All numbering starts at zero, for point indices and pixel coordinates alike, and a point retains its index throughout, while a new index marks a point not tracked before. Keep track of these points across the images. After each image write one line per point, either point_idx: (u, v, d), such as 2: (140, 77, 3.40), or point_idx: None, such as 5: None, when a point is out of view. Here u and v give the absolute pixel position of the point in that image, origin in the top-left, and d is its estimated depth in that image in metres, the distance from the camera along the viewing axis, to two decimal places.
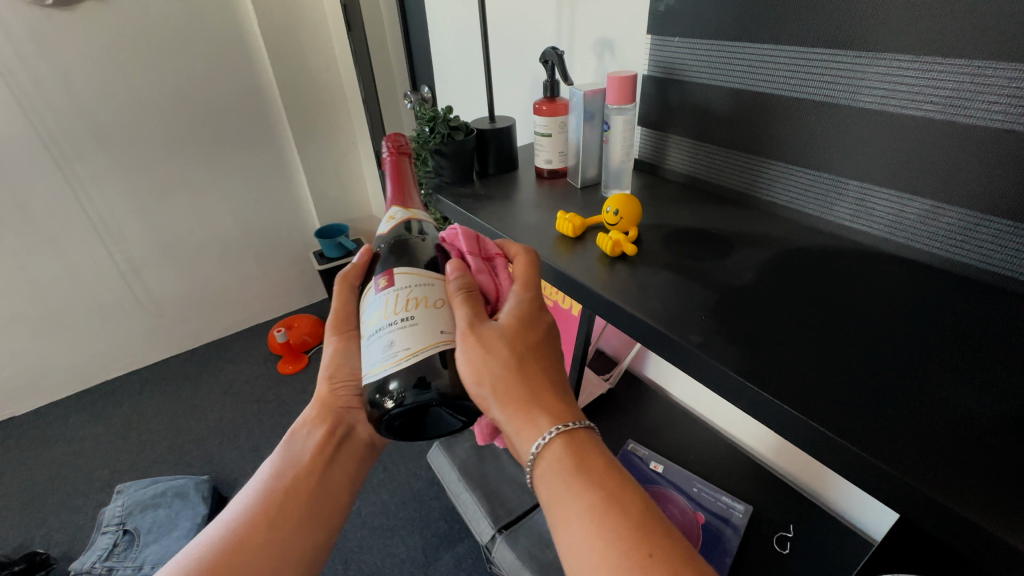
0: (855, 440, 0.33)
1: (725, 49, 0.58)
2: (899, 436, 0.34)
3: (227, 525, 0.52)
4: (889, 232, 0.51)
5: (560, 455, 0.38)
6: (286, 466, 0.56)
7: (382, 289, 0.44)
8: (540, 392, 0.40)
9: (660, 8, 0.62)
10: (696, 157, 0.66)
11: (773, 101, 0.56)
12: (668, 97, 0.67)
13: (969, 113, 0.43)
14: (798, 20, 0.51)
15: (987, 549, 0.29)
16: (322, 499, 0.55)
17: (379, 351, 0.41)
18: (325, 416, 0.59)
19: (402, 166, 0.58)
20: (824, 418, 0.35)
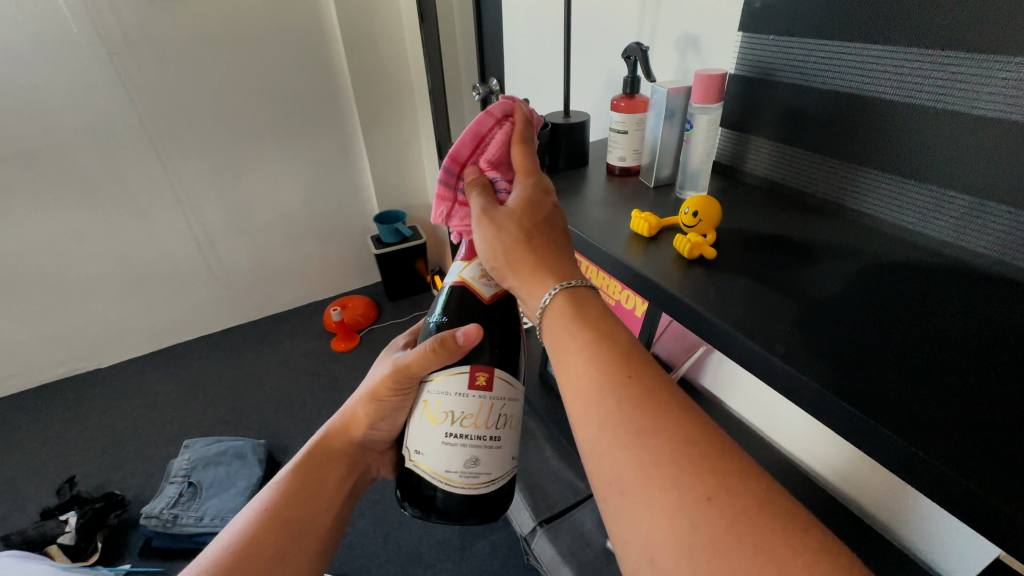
0: (958, 468, 0.31)
1: (825, 48, 0.55)
2: (1017, 474, 0.31)
3: (238, 537, 0.53)
4: (998, 250, 0.46)
5: (570, 305, 0.39)
6: (297, 493, 0.58)
7: (474, 390, 0.49)
8: (551, 258, 0.42)
9: (755, 4, 0.60)
10: (780, 160, 0.63)
11: (872, 106, 0.52)
12: (755, 97, 0.64)
13: None
14: (913, 19, 0.48)
15: None
16: (325, 530, 0.58)
17: (446, 466, 0.50)
18: (338, 459, 0.62)
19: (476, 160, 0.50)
20: (927, 446, 0.33)
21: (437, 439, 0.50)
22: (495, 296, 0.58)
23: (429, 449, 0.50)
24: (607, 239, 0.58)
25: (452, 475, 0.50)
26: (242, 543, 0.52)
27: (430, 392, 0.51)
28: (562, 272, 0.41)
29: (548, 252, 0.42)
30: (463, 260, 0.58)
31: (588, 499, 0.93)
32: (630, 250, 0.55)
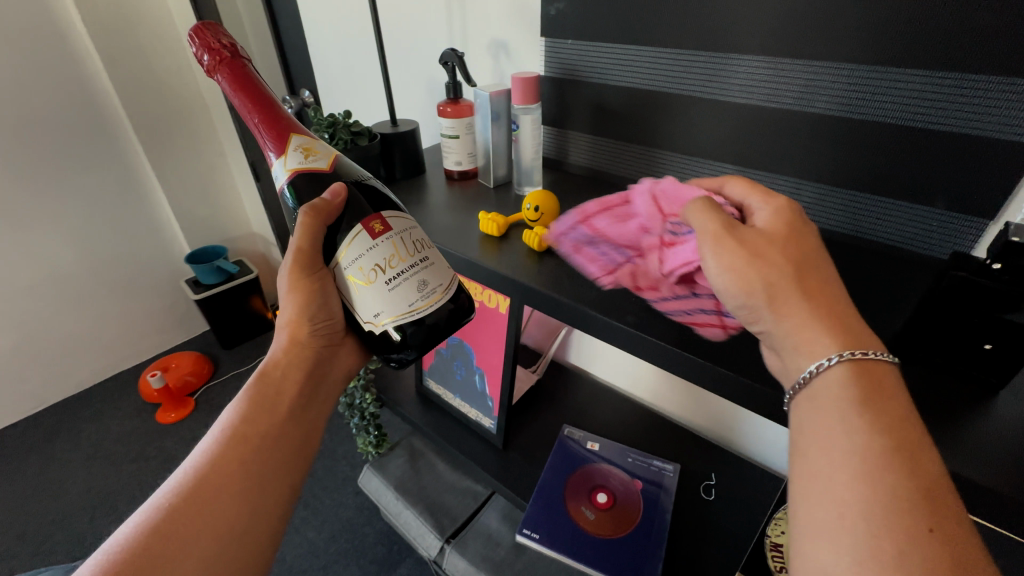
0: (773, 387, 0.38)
1: (613, 50, 0.63)
2: None
3: (195, 472, 0.46)
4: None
5: (875, 391, 0.32)
6: (253, 413, 0.49)
7: (379, 236, 0.44)
8: (824, 323, 0.34)
9: (551, 11, 0.65)
10: (597, 151, 0.71)
11: (657, 98, 0.62)
12: (566, 95, 0.70)
13: (812, 104, 0.51)
14: (675, 25, 0.57)
15: None
16: (296, 440, 0.51)
17: (407, 300, 0.43)
18: (293, 364, 0.51)
19: (242, 72, 0.48)
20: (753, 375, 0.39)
21: (389, 294, 0.43)
22: (335, 169, 0.53)
23: (382, 311, 0.44)
24: (460, 244, 0.58)
25: (421, 305, 0.44)
26: (199, 477, 0.45)
27: (346, 267, 0.45)
28: (847, 331, 0.33)
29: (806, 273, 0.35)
30: (279, 158, 0.49)
31: (489, 500, 0.94)
32: (484, 251, 0.56)
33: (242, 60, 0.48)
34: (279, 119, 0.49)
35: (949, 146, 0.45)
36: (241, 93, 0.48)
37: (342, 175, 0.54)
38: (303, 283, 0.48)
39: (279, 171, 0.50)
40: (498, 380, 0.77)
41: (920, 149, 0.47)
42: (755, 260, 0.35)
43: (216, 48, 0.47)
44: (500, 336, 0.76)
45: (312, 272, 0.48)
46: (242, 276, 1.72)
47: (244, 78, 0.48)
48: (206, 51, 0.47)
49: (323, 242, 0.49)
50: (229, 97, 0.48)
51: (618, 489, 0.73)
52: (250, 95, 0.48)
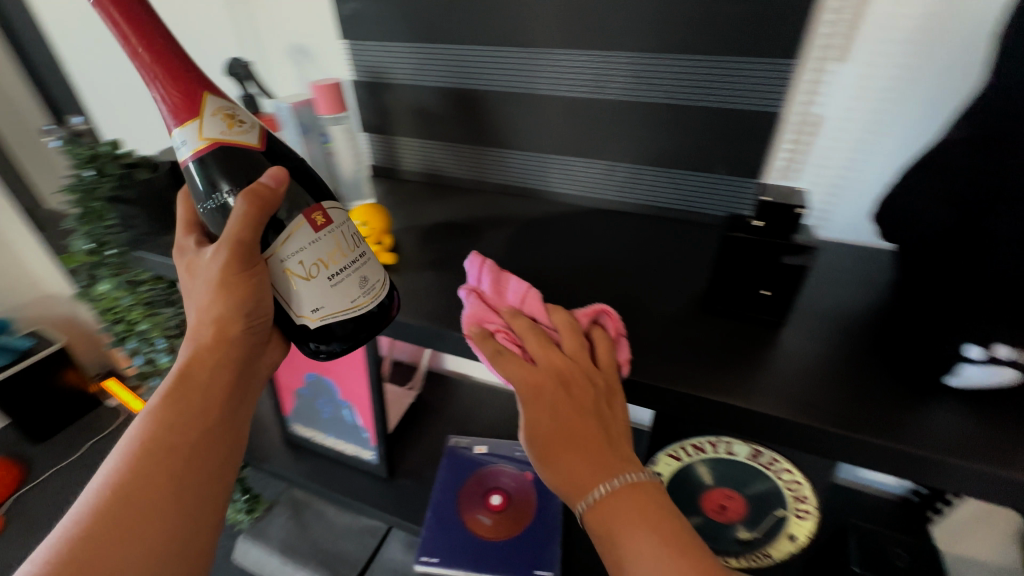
0: (606, 369, 0.39)
1: (418, 51, 0.60)
2: (639, 352, 0.41)
3: (107, 484, 0.35)
4: (586, 190, 0.62)
5: (572, 462, 0.36)
6: (162, 419, 0.36)
7: (323, 229, 0.36)
8: (563, 406, 0.36)
9: (346, 13, 0.61)
10: (426, 155, 0.69)
11: (472, 97, 0.61)
12: (383, 100, 0.66)
13: (609, 92, 0.54)
14: (473, 21, 0.56)
15: (716, 416, 0.37)
16: (220, 451, 0.38)
17: (348, 298, 0.37)
18: (225, 357, 0.38)
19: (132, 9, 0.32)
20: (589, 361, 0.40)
21: (317, 289, 0.36)
22: (267, 147, 0.39)
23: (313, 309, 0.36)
24: None
25: (363, 302, 0.38)
26: (108, 494, 0.34)
27: (285, 258, 0.35)
28: (561, 402, 0.36)
29: (569, 391, 0.36)
30: (187, 123, 0.35)
31: (390, 532, 0.88)
32: None
33: None
34: (184, 74, 0.35)
35: (719, 121, 0.51)
36: (126, 34, 0.32)
37: (280, 151, 0.41)
38: (229, 269, 0.35)
39: (184, 142, 0.36)
40: (369, 409, 0.72)
41: (698, 125, 0.52)
42: (550, 408, 0.36)
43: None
44: (360, 363, 0.70)
45: (242, 259, 0.35)
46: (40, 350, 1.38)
47: (126, 9, 0.32)
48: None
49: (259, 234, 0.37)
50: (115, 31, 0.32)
51: (511, 486, 0.73)
52: (140, 38, 0.33)
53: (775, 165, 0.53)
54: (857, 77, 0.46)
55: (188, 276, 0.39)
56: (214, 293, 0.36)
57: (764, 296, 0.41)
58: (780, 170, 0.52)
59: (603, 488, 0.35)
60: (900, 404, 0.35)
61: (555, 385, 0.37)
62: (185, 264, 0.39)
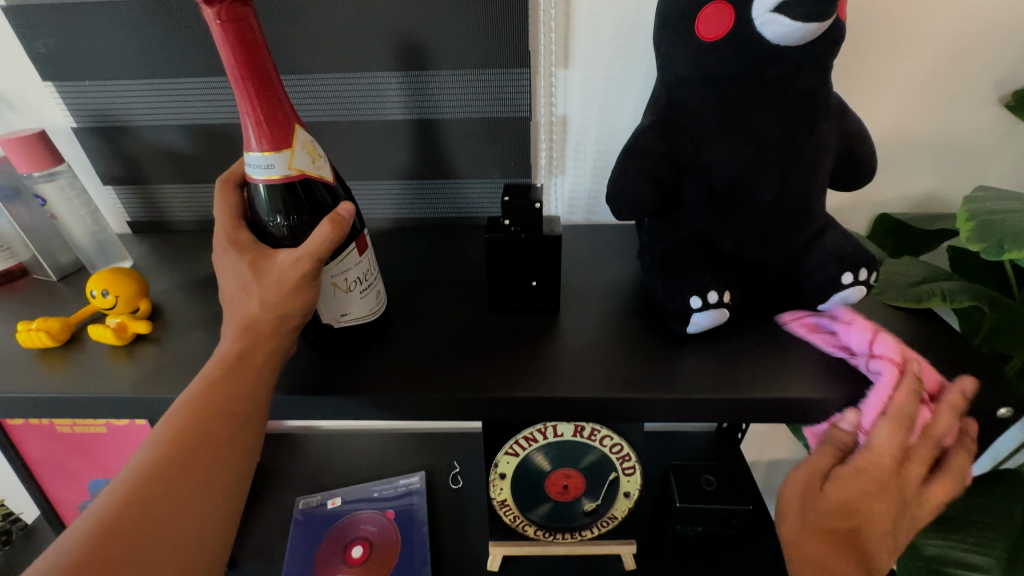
0: (401, 392, 0.38)
1: (148, 87, 0.53)
2: (432, 366, 0.40)
3: (145, 464, 0.31)
4: (388, 211, 0.61)
5: (833, 492, 0.36)
6: (203, 396, 0.33)
7: (364, 250, 0.40)
8: (866, 486, 0.35)
9: (39, 50, 0.51)
10: (190, 201, 0.61)
11: (228, 132, 0.55)
12: (122, 146, 0.57)
13: (373, 113, 0.54)
14: (206, 51, 0.51)
15: (510, 410, 0.38)
16: (246, 432, 0.34)
17: (369, 306, 0.42)
18: (248, 349, 0.35)
19: (252, 47, 0.31)
20: (380, 389, 0.38)
21: (339, 297, 0.40)
22: (336, 178, 0.42)
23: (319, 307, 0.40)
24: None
25: (378, 309, 0.44)
26: (145, 474, 0.31)
27: (325, 276, 0.38)
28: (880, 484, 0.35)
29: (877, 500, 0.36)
30: (276, 152, 0.36)
31: None
32: (36, 373, 0.41)
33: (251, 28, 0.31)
34: (286, 113, 0.35)
35: (481, 127, 0.54)
36: (248, 72, 0.32)
37: (340, 181, 0.43)
38: (289, 275, 0.35)
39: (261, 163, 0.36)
40: None
41: (464, 134, 0.55)
42: (868, 490, 0.35)
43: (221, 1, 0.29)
44: None
45: (305, 276, 0.35)
46: None
47: (255, 55, 0.32)
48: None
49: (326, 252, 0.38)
50: (227, 61, 0.32)
51: (372, 532, 0.68)
52: (255, 78, 0.33)
53: (540, 163, 0.57)
54: (582, 80, 0.52)
55: (234, 259, 0.37)
56: (252, 284, 0.36)
57: (536, 286, 0.43)
58: (546, 167, 0.57)
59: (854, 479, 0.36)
60: (656, 357, 0.40)
61: (875, 496, 0.35)
62: (235, 243, 0.37)
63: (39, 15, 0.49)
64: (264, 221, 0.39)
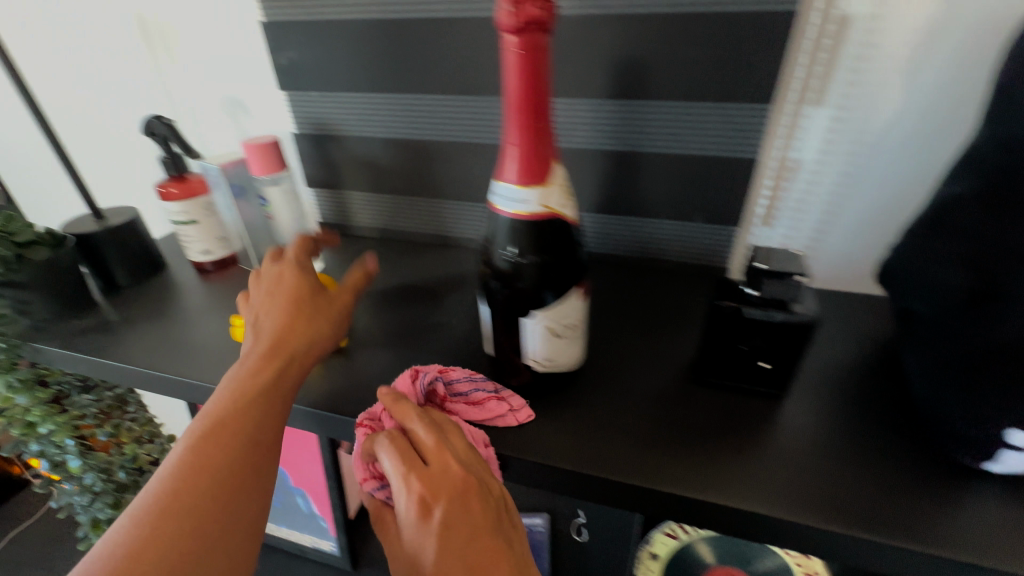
0: (601, 470, 0.33)
1: (362, 100, 0.55)
2: (633, 443, 0.35)
3: (172, 474, 0.31)
4: None
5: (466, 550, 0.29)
6: (225, 422, 0.34)
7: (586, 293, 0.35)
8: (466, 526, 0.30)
9: (281, 61, 0.56)
10: (376, 210, 0.64)
11: (425, 146, 0.56)
12: (329, 154, 0.61)
13: (573, 140, 0.50)
14: (422, 69, 0.52)
15: (732, 522, 0.31)
16: (262, 450, 0.34)
17: (576, 356, 0.37)
18: (280, 373, 0.37)
19: (538, 68, 0.28)
20: (576, 461, 0.34)
21: (551, 343, 0.35)
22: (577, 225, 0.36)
23: (526, 343, 0.35)
24: (209, 368, 0.44)
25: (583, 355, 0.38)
26: (163, 504, 0.30)
27: (540, 321, 0.34)
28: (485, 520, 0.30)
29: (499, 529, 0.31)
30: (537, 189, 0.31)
31: None
32: None
33: (541, 50, 0.28)
34: (551, 148, 0.31)
35: (693, 165, 0.47)
36: (526, 102, 0.29)
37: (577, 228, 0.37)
38: (338, 316, 0.43)
39: (510, 197, 0.32)
40: (326, 497, 0.63)
41: (669, 173, 0.48)
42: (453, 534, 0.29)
43: (525, 22, 0.26)
44: (311, 446, 0.60)
45: (314, 305, 0.42)
46: None
47: (540, 84, 0.29)
48: (507, 15, 0.26)
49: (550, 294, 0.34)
50: (510, 90, 0.29)
51: None
52: (533, 107, 0.29)
53: (756, 210, 0.49)
54: (832, 121, 0.44)
55: (277, 287, 0.42)
56: (296, 315, 0.40)
57: (764, 368, 0.36)
58: (761, 216, 0.50)
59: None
60: (929, 494, 0.31)
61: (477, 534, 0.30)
62: (294, 273, 0.43)
63: (288, 31, 0.54)
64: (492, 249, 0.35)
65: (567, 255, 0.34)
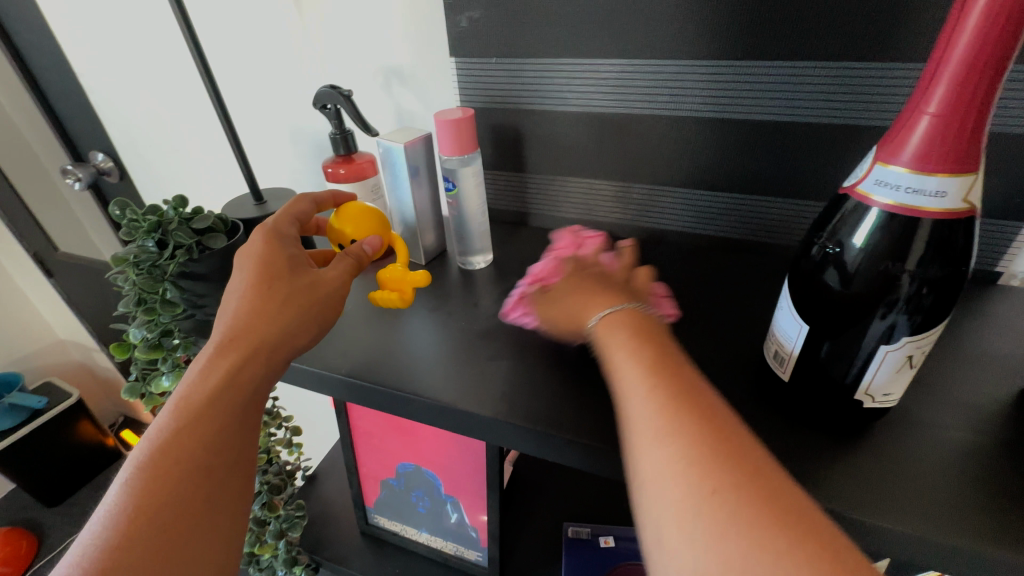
0: (997, 548, 0.26)
1: (553, 67, 0.49)
2: (1008, 508, 0.28)
3: (119, 511, 0.26)
4: (717, 226, 0.52)
5: (612, 324, 0.31)
6: (171, 444, 0.28)
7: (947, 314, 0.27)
8: (597, 289, 0.34)
9: (462, 23, 0.49)
10: (536, 194, 0.57)
11: (619, 120, 0.50)
12: (499, 130, 0.54)
13: (822, 113, 0.42)
14: (637, 27, 0.44)
15: None
16: (221, 459, 0.29)
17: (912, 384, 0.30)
18: (239, 368, 0.31)
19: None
20: (947, 529, 0.27)
21: (897, 374, 0.28)
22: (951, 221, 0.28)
23: (862, 374, 0.28)
24: (418, 378, 0.38)
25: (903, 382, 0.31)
26: (110, 545, 0.25)
27: (894, 349, 0.27)
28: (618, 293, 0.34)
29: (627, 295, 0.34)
30: (955, 176, 0.23)
31: None
32: (459, 379, 0.38)
33: None
34: (989, 123, 0.22)
35: (990, 150, 0.39)
36: (986, 56, 0.20)
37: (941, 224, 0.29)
38: (326, 288, 0.36)
39: (893, 185, 0.25)
40: (480, 506, 0.58)
41: None
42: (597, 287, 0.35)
43: None
44: (472, 456, 0.55)
45: (276, 271, 0.35)
46: (54, 406, 1.16)
47: (1018, 30, 0.19)
48: None
49: (921, 318, 0.26)
50: (959, 41, 0.20)
51: None
52: (991, 64, 0.20)
53: None
54: None
55: (246, 256, 0.35)
56: (263, 297, 0.33)
57: None
58: None
59: (606, 310, 0.32)
60: None
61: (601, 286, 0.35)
62: (264, 247, 0.36)
63: None
64: (828, 249, 0.28)
65: (956, 266, 0.26)
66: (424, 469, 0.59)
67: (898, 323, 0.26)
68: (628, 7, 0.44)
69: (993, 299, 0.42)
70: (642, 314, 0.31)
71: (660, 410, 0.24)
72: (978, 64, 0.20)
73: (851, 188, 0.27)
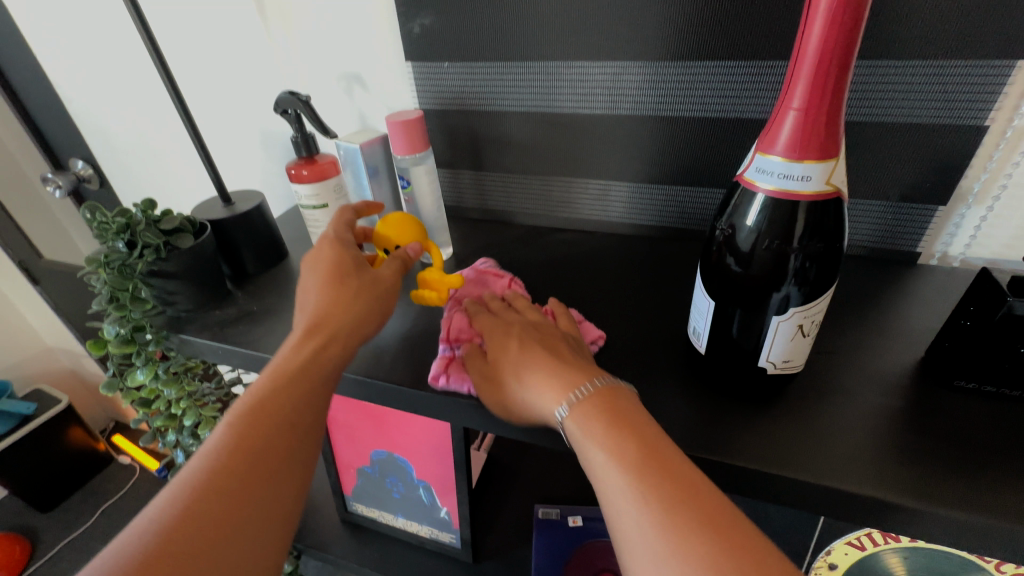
0: (879, 492, 0.29)
1: (502, 69, 0.51)
2: (897, 459, 0.31)
3: (206, 464, 0.28)
4: (663, 217, 0.55)
5: (586, 413, 0.30)
6: (263, 402, 0.31)
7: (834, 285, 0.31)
8: (540, 359, 0.34)
9: (415, 29, 0.52)
10: (495, 191, 0.60)
11: (566, 118, 0.53)
12: (456, 130, 0.57)
13: (748, 107, 0.46)
14: (576, 29, 0.47)
15: None
16: (295, 437, 0.31)
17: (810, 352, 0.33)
18: (319, 351, 0.33)
19: (857, 13, 0.22)
20: (839, 478, 0.30)
21: (793, 342, 0.31)
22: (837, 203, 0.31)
23: (764, 343, 0.31)
24: (375, 362, 0.41)
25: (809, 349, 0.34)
26: (200, 486, 0.27)
27: (784, 318, 0.30)
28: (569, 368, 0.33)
29: (574, 361, 0.34)
30: (819, 162, 0.26)
31: None
32: (415, 363, 0.41)
33: None
34: (842, 115, 0.25)
35: (899, 138, 0.42)
36: (830, 55, 0.23)
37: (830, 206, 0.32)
38: (387, 282, 0.38)
39: (771, 172, 0.28)
40: (450, 489, 0.61)
41: (869, 142, 0.43)
42: (541, 359, 0.35)
43: None
44: (441, 442, 0.58)
45: (343, 269, 0.37)
46: (44, 412, 1.18)
47: (853, 33, 0.22)
48: None
49: (806, 289, 0.29)
50: (809, 42, 0.23)
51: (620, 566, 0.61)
52: (835, 64, 0.23)
53: (971, 187, 0.43)
54: None
55: (317, 255, 0.38)
56: (337, 291, 0.36)
57: None
58: (976, 192, 0.43)
59: (578, 392, 0.31)
60: None
61: (536, 349, 0.35)
62: (331, 247, 0.38)
63: None
64: (726, 231, 0.31)
65: (833, 242, 0.29)
66: (396, 456, 0.62)
67: (788, 294, 0.29)
68: (567, 11, 0.47)
69: (913, 277, 0.45)
70: (610, 389, 0.31)
71: (608, 440, 0.29)
72: (823, 64, 0.23)
73: (741, 176, 0.30)
